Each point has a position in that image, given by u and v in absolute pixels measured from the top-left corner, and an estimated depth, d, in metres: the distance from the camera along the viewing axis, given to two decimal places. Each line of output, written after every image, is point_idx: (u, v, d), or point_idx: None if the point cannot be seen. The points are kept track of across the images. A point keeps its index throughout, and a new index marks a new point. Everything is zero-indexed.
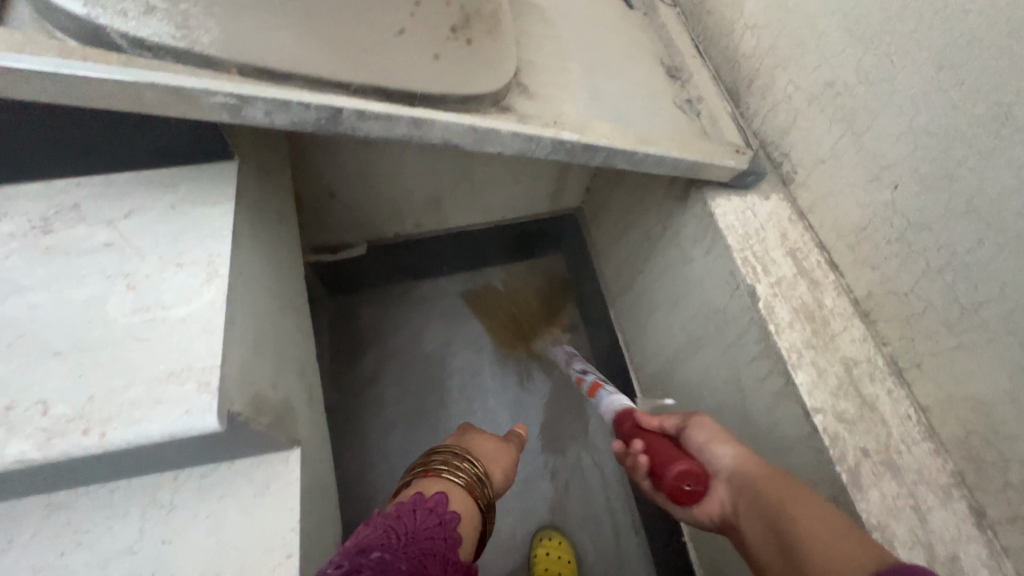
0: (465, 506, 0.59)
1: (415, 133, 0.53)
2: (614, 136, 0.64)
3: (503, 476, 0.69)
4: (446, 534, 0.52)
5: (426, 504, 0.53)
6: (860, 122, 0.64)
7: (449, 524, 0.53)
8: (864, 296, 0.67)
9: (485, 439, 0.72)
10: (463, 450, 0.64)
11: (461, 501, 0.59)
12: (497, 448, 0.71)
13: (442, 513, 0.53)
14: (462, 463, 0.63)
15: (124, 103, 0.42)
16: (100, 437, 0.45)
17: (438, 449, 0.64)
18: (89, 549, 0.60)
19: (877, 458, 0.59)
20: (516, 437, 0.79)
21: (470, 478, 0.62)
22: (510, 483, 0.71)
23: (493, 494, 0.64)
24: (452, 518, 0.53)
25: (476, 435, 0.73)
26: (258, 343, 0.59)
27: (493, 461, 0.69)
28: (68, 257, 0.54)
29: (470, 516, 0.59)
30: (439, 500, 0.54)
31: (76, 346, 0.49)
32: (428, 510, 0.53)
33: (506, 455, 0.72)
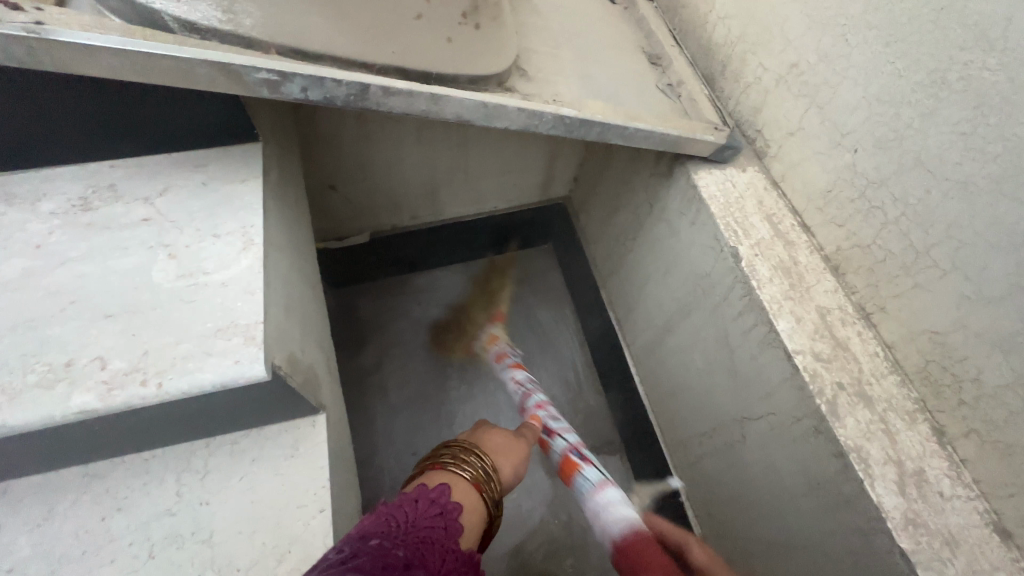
0: (468, 498, 0.65)
1: (433, 108, 0.58)
2: (607, 113, 0.71)
3: (509, 470, 0.75)
4: (445, 523, 0.57)
5: (429, 494, 0.60)
6: (822, 95, 0.72)
7: (449, 514, 0.58)
8: (834, 252, 0.75)
9: (494, 438, 0.79)
10: (469, 446, 0.72)
11: (465, 492, 0.66)
12: (505, 447, 0.78)
13: (444, 504, 0.59)
14: (468, 458, 0.70)
15: (177, 78, 0.47)
16: (156, 387, 0.49)
17: (447, 445, 0.72)
18: (129, 512, 0.63)
19: (851, 390, 0.67)
20: (526, 438, 0.86)
21: (475, 471, 0.69)
22: (517, 479, 0.78)
23: (498, 490, 0.71)
24: (453, 508, 0.59)
25: (487, 433, 0.81)
26: (288, 309, 0.64)
27: (502, 458, 0.76)
28: (109, 231, 0.57)
29: (472, 507, 0.65)
30: (442, 491, 0.60)
31: (126, 309, 0.53)
32: (429, 500, 0.59)
33: (515, 453, 0.79)
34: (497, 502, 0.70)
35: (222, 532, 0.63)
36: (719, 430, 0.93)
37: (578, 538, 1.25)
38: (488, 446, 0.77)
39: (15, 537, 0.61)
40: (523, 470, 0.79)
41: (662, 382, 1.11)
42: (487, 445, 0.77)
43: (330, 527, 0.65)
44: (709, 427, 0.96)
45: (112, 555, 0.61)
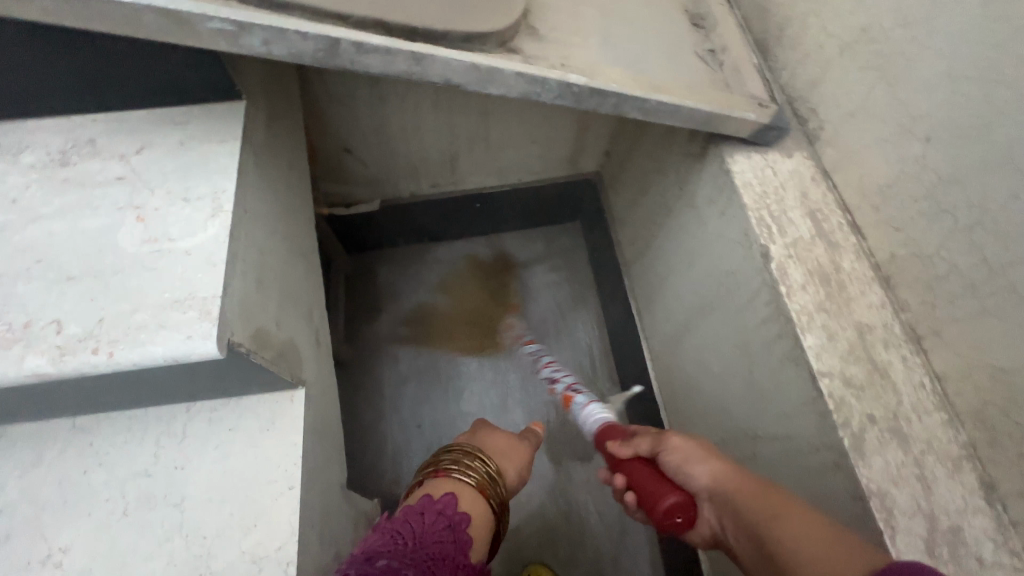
0: (476, 505, 0.62)
1: (414, 69, 0.52)
2: (625, 83, 0.61)
3: (515, 471, 0.72)
4: (453, 537, 0.55)
5: (435, 506, 0.57)
6: (894, 69, 0.59)
7: (457, 526, 0.56)
8: (886, 260, 0.64)
9: (496, 435, 0.75)
10: (472, 450, 0.67)
11: (472, 499, 0.62)
12: (509, 446, 0.74)
13: (451, 515, 0.57)
14: (471, 462, 0.66)
15: (125, 26, 0.43)
16: (108, 356, 0.48)
17: (448, 449, 0.68)
18: (109, 468, 0.64)
19: (883, 425, 0.57)
20: (531, 435, 0.81)
21: (480, 476, 0.65)
22: (523, 477, 0.75)
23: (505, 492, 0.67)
24: (461, 519, 0.57)
25: (488, 431, 0.76)
26: (263, 281, 0.61)
27: (507, 458, 0.72)
28: (83, 189, 0.56)
29: (481, 515, 0.62)
30: (448, 502, 0.58)
31: (88, 272, 0.51)
32: (436, 513, 0.57)
33: (517, 452, 0.74)
34: (505, 503, 0.67)
35: (193, 498, 0.63)
36: (730, 444, 0.85)
37: (576, 529, 1.21)
38: (491, 446, 0.73)
39: (7, 480, 0.64)
40: (528, 470, 0.75)
41: (677, 382, 1.03)
42: (489, 446, 0.74)
43: (297, 505, 0.64)
44: (720, 438, 0.88)
45: (91, 508, 0.62)
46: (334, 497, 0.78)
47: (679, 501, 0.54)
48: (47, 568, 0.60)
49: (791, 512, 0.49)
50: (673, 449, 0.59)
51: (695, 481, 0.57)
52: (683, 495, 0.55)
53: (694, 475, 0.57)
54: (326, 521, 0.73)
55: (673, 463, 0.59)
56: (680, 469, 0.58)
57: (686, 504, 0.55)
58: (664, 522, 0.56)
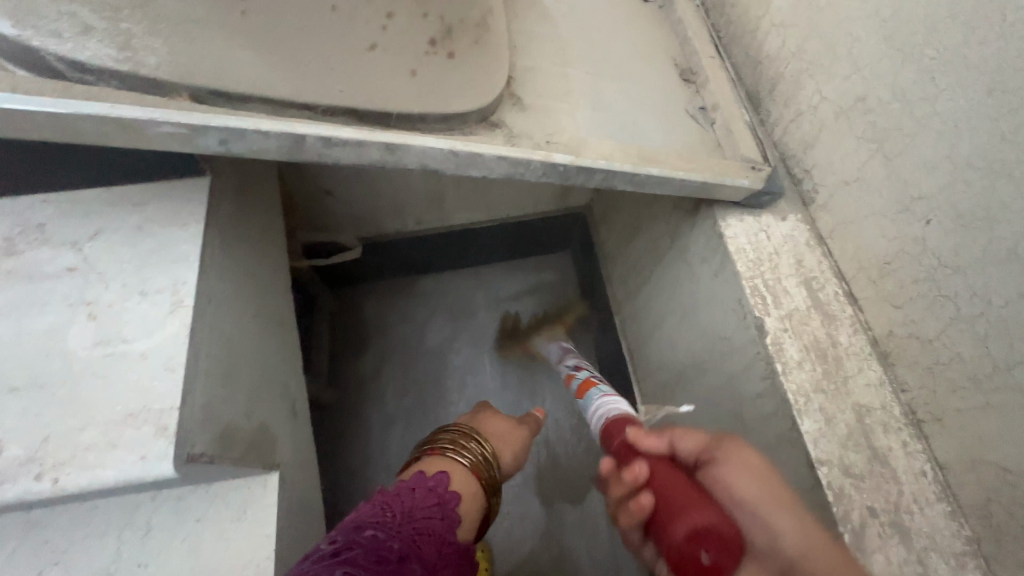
0: (468, 487, 0.58)
1: (389, 159, 0.48)
2: (614, 156, 0.58)
3: (512, 455, 0.67)
4: (443, 514, 0.52)
5: (427, 483, 0.54)
6: (893, 144, 0.57)
7: (447, 504, 0.53)
8: (884, 336, 0.62)
9: (497, 418, 0.71)
10: (469, 430, 0.63)
11: (464, 481, 0.58)
12: (508, 429, 0.70)
13: (442, 493, 0.54)
14: (468, 443, 0.62)
15: (65, 134, 0.39)
16: (53, 483, 0.43)
17: (446, 429, 0.64)
18: (66, 568, 0.60)
19: (884, 518, 0.55)
20: (532, 421, 0.77)
21: (474, 458, 0.61)
22: (520, 463, 0.70)
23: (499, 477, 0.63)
24: (452, 498, 0.54)
25: (489, 414, 0.72)
26: (230, 371, 0.57)
27: (505, 442, 0.67)
28: (29, 282, 0.51)
29: (472, 497, 0.58)
30: (441, 479, 0.55)
31: (33, 381, 0.47)
32: (428, 489, 0.53)
33: (517, 437, 0.69)
34: (498, 488, 0.63)
35: None
36: None
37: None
38: (489, 428, 0.68)
39: None
40: (526, 454, 0.70)
41: None
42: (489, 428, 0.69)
43: None
44: None
45: None
46: None
47: (710, 526, 0.41)
48: None
49: (788, 511, 0.45)
50: (728, 459, 0.47)
51: (727, 494, 0.46)
52: (718, 516, 0.42)
53: (741, 491, 0.45)
54: None
55: (721, 472, 0.47)
56: (721, 478, 0.46)
57: (723, 530, 0.41)
58: (680, 551, 0.41)
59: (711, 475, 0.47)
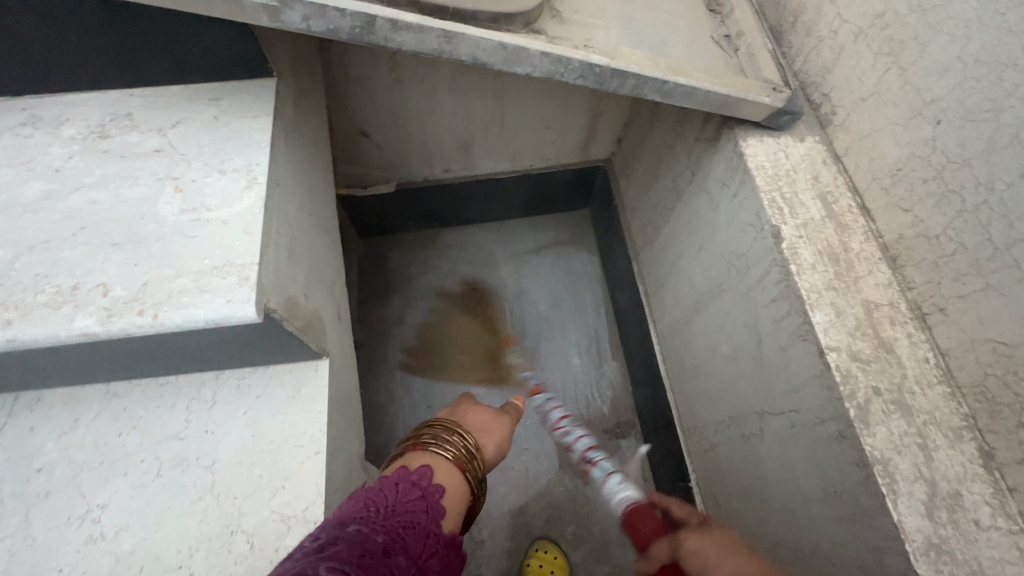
0: (452, 479, 0.62)
1: (445, 47, 0.54)
2: (646, 64, 0.63)
3: (495, 446, 0.70)
4: (426, 507, 0.55)
5: (410, 478, 0.57)
6: (908, 54, 0.61)
7: (430, 497, 0.56)
8: (894, 241, 0.66)
9: (477, 412, 0.74)
10: (451, 425, 0.66)
11: (448, 473, 0.62)
12: (488, 421, 0.73)
13: (425, 486, 0.57)
14: (450, 437, 0.65)
15: (173, 1, 0.45)
16: (153, 317, 0.50)
17: (428, 425, 0.67)
18: (143, 431, 0.67)
19: (888, 397, 0.59)
20: (513, 410, 0.81)
21: (458, 451, 0.64)
22: (504, 453, 0.73)
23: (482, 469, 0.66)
24: (435, 490, 0.57)
25: (469, 408, 0.75)
26: (293, 253, 0.63)
27: (487, 434, 0.71)
28: (123, 159, 0.58)
29: (458, 488, 0.61)
30: (424, 473, 0.58)
31: (130, 238, 0.53)
32: (410, 483, 0.57)
33: (498, 427, 0.73)
34: (483, 480, 0.66)
35: (224, 460, 0.66)
36: (737, 421, 0.87)
37: (581, 508, 1.24)
38: (470, 421, 0.71)
39: (44, 441, 0.66)
40: (508, 445, 0.73)
41: (685, 363, 1.06)
42: (470, 421, 0.73)
43: (323, 469, 0.67)
44: (727, 416, 0.91)
45: (126, 468, 0.65)
46: (354, 467, 0.80)
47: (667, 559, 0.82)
48: (87, 523, 0.63)
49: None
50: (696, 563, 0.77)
51: None
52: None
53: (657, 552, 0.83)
54: (347, 489, 0.75)
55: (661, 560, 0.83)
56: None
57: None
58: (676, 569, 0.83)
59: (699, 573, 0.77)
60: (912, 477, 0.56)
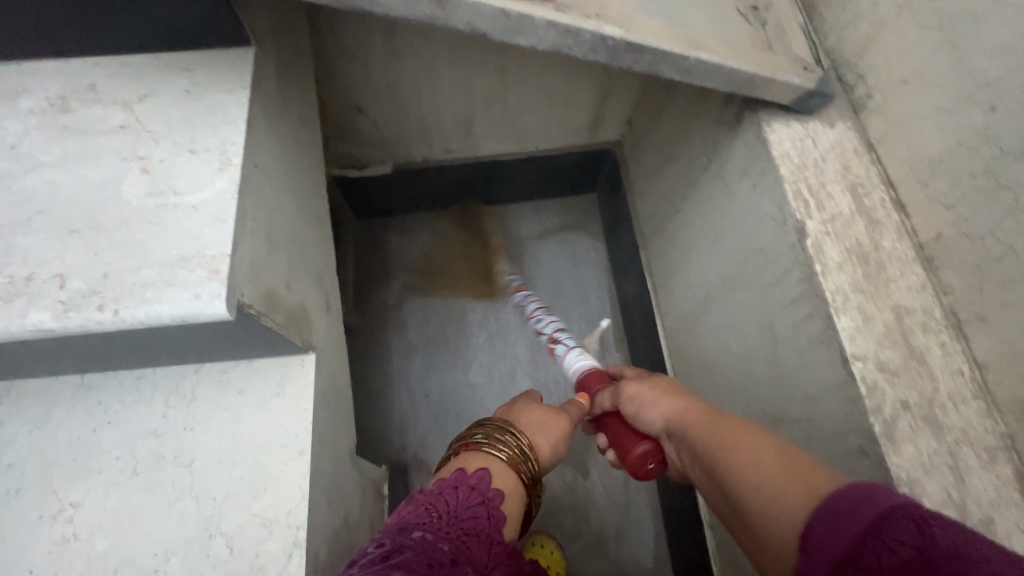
0: (508, 483, 0.55)
1: (439, 14, 0.47)
2: (665, 37, 0.56)
3: (552, 447, 0.62)
4: (488, 513, 0.49)
5: (468, 480, 0.51)
6: (961, 29, 0.54)
7: (490, 502, 0.50)
8: (930, 240, 0.60)
9: (531, 409, 0.66)
10: (505, 424, 0.59)
11: (503, 477, 0.55)
12: (545, 418, 0.65)
13: (484, 491, 0.51)
14: (504, 436, 0.58)
15: None
16: (113, 314, 0.45)
17: (479, 423, 0.60)
18: (119, 427, 0.64)
19: (917, 412, 0.55)
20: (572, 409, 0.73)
21: (511, 451, 0.57)
22: (562, 453, 0.65)
23: (538, 469, 0.59)
24: (495, 496, 0.51)
25: (523, 406, 0.67)
26: (274, 242, 0.58)
27: (544, 432, 0.63)
28: (85, 136, 0.53)
29: (515, 495, 0.54)
30: (482, 477, 0.52)
31: (91, 225, 0.49)
32: (470, 488, 0.51)
33: (557, 425, 0.65)
34: (539, 482, 0.59)
35: (203, 459, 0.63)
36: (746, 425, 0.83)
37: (580, 500, 1.21)
38: (524, 421, 0.63)
39: (17, 434, 0.63)
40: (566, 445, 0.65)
41: (693, 360, 1.01)
42: (523, 418, 0.64)
43: (308, 470, 0.63)
44: (735, 418, 0.86)
45: (101, 466, 0.62)
46: (343, 465, 0.77)
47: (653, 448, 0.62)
48: (60, 522, 0.60)
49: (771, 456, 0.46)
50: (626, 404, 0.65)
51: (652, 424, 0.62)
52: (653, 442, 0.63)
53: (651, 411, 0.62)
54: (335, 488, 0.72)
55: (631, 404, 0.65)
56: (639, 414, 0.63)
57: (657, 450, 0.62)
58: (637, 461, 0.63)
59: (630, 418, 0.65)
60: (941, 502, 0.52)
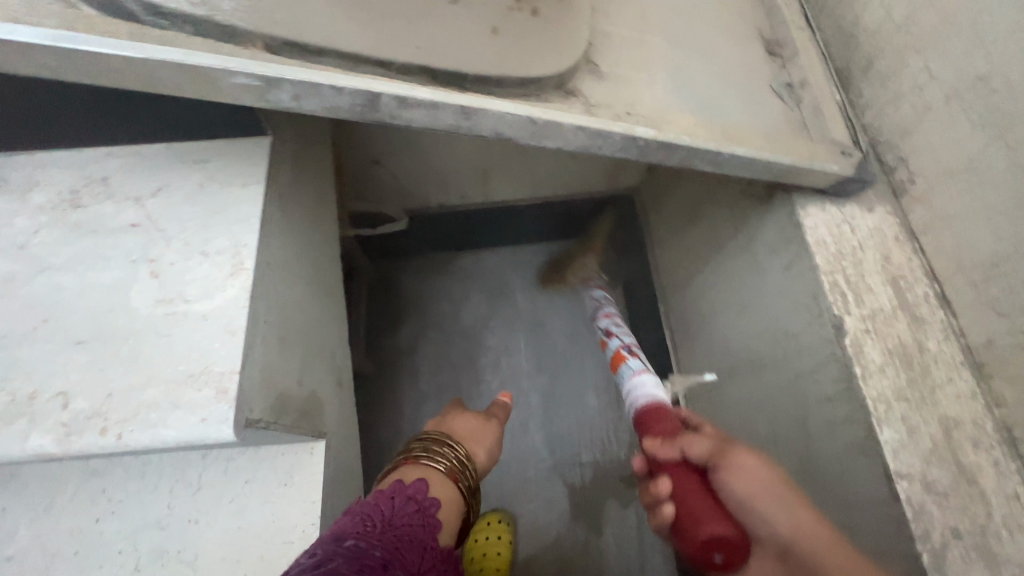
0: (446, 493, 0.57)
1: (463, 124, 0.45)
2: (698, 133, 0.53)
3: (487, 453, 0.66)
4: (423, 521, 0.51)
5: (405, 491, 0.53)
6: (1018, 131, 0.51)
7: (427, 510, 0.52)
8: (981, 345, 0.56)
9: (466, 417, 0.68)
10: (443, 435, 0.61)
11: (441, 486, 0.57)
12: (480, 427, 0.67)
13: (421, 500, 0.53)
14: (442, 447, 0.60)
15: (137, 83, 0.37)
16: (117, 438, 0.43)
17: (418, 436, 0.62)
18: (121, 518, 0.62)
19: (970, 542, 0.51)
20: (501, 408, 0.76)
21: (449, 462, 0.59)
22: (495, 459, 0.68)
23: (475, 477, 0.62)
24: (431, 504, 0.53)
25: (456, 413, 0.69)
26: (284, 339, 0.56)
27: (476, 439, 0.66)
28: (94, 235, 0.51)
29: (453, 502, 0.57)
30: (420, 486, 0.53)
31: (97, 336, 0.47)
32: (406, 497, 0.52)
33: (489, 431, 0.68)
34: (477, 489, 0.62)
35: (208, 556, 0.60)
36: None
37: (594, 563, 1.14)
38: (459, 428, 0.66)
39: (17, 524, 0.61)
40: (500, 449, 0.69)
41: None
42: (457, 428, 0.66)
43: None
44: None
45: (102, 560, 0.60)
46: None
47: (722, 534, 0.47)
48: None
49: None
50: (737, 478, 0.49)
51: (766, 526, 0.47)
52: (733, 532, 0.47)
53: (766, 517, 0.47)
54: None
55: (738, 492, 0.49)
56: (746, 501, 0.48)
57: (734, 542, 0.47)
58: (699, 553, 0.48)
59: (733, 496, 0.49)
60: None
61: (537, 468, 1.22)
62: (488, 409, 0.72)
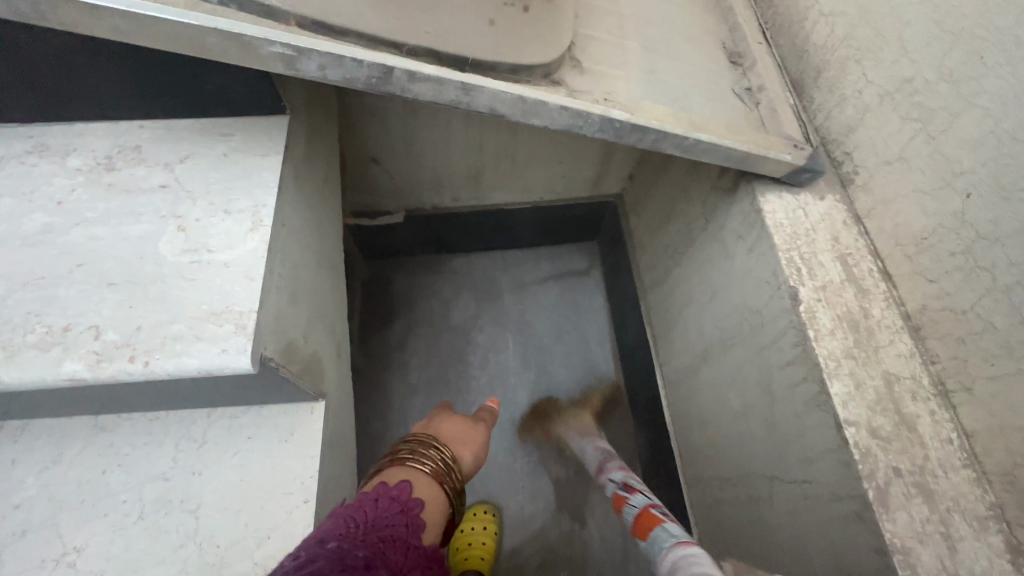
0: (430, 494, 0.58)
1: (463, 99, 0.52)
2: (667, 120, 0.61)
3: (472, 456, 0.67)
4: (406, 521, 0.52)
5: (390, 492, 0.54)
6: (937, 122, 0.60)
7: (410, 510, 0.53)
8: (916, 310, 0.64)
9: (452, 422, 0.70)
10: (427, 438, 0.63)
11: (426, 487, 0.58)
12: (466, 430, 0.69)
13: (406, 501, 0.54)
14: (427, 450, 0.62)
15: (189, 47, 0.45)
16: (144, 365, 0.48)
17: (405, 439, 0.63)
18: (128, 470, 0.65)
19: (909, 479, 0.57)
20: (488, 415, 0.78)
21: (435, 464, 0.61)
22: (482, 461, 0.70)
23: (460, 480, 0.63)
24: (415, 504, 0.54)
25: (443, 419, 0.71)
26: (294, 295, 0.61)
27: (462, 443, 0.67)
28: (127, 194, 0.57)
29: (437, 504, 0.58)
30: (403, 487, 0.55)
31: (128, 279, 0.52)
32: (390, 498, 0.53)
33: (476, 436, 0.70)
34: (462, 492, 0.63)
35: (210, 505, 0.64)
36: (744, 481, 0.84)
37: (578, 551, 1.16)
38: (446, 432, 0.68)
39: (26, 474, 0.64)
40: (485, 452, 0.71)
41: (691, 413, 1.02)
42: (444, 431, 0.68)
43: (312, 518, 0.64)
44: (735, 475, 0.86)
45: (107, 509, 0.63)
46: None
47: None
48: (61, 568, 0.60)
49: None
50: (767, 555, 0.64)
51: None
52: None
53: None
54: None
55: None
56: None
57: None
58: None
59: None
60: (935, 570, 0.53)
61: (524, 460, 1.25)
62: (473, 414, 0.75)
